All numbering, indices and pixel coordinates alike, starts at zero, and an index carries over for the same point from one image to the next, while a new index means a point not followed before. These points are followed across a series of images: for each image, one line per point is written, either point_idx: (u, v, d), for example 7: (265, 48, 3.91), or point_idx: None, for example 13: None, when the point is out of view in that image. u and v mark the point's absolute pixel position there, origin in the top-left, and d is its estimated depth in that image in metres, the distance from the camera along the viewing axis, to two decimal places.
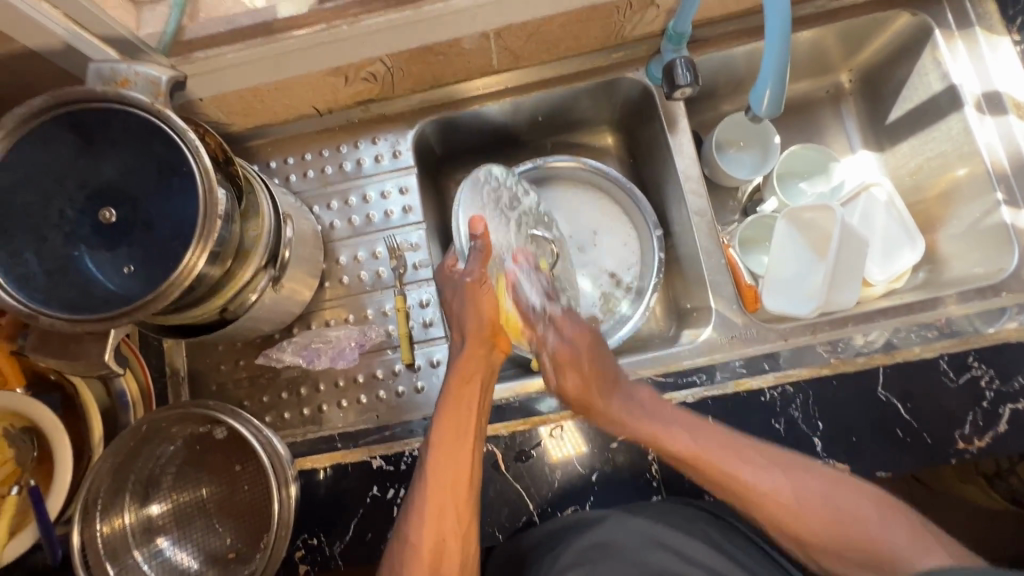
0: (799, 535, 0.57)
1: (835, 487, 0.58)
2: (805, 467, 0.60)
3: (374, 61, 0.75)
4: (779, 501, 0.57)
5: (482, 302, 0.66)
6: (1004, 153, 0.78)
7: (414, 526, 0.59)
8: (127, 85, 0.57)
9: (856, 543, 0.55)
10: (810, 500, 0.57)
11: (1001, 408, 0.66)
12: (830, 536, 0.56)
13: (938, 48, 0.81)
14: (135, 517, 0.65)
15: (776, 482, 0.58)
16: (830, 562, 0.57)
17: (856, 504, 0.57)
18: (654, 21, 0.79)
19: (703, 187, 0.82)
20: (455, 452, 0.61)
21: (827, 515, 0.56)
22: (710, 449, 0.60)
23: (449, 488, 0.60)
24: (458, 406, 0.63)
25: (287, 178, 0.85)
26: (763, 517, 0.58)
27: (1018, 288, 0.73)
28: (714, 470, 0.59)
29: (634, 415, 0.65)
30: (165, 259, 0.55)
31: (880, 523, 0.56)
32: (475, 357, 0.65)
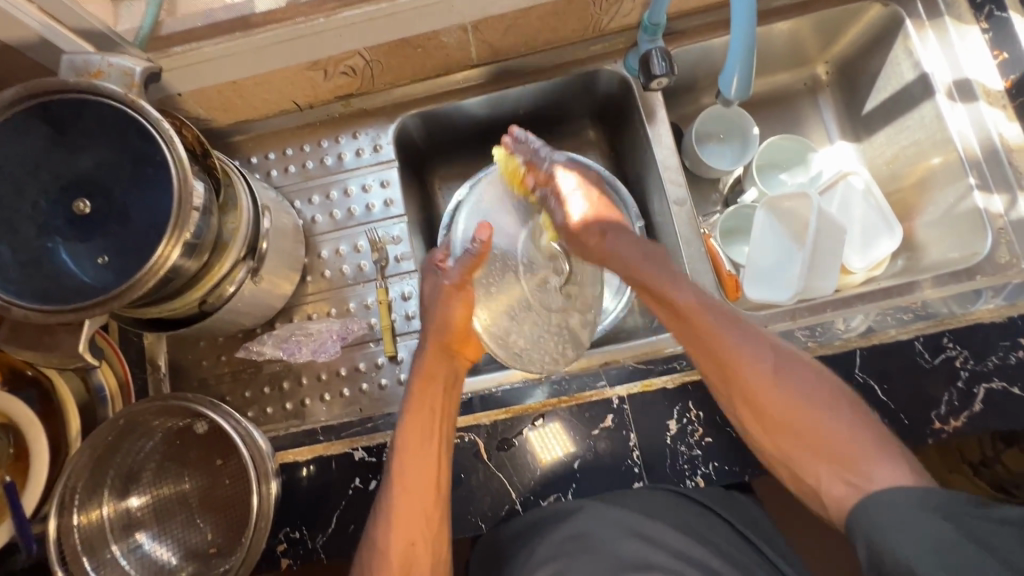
0: (767, 411, 0.62)
1: (820, 385, 0.62)
2: (794, 360, 0.64)
3: (353, 54, 0.75)
4: (760, 381, 0.62)
5: (452, 307, 0.72)
6: (976, 140, 0.79)
7: (382, 531, 0.62)
8: (100, 77, 0.57)
9: (823, 442, 0.59)
10: (787, 389, 0.62)
11: (976, 388, 0.67)
12: (793, 428, 0.61)
13: (909, 38, 0.82)
14: (114, 511, 0.64)
15: (760, 356, 0.63)
16: (793, 452, 0.61)
17: (830, 408, 0.60)
18: (630, 13, 0.80)
19: (682, 177, 0.83)
20: (417, 450, 0.64)
21: (795, 401, 0.61)
22: (710, 310, 0.66)
23: (415, 492, 0.63)
24: (422, 406, 0.66)
25: (269, 173, 0.86)
26: (738, 391, 0.63)
27: (992, 272, 0.74)
28: (705, 326, 0.65)
29: (633, 258, 0.72)
30: (140, 250, 0.55)
31: (848, 424, 0.59)
32: (438, 360, 0.69)
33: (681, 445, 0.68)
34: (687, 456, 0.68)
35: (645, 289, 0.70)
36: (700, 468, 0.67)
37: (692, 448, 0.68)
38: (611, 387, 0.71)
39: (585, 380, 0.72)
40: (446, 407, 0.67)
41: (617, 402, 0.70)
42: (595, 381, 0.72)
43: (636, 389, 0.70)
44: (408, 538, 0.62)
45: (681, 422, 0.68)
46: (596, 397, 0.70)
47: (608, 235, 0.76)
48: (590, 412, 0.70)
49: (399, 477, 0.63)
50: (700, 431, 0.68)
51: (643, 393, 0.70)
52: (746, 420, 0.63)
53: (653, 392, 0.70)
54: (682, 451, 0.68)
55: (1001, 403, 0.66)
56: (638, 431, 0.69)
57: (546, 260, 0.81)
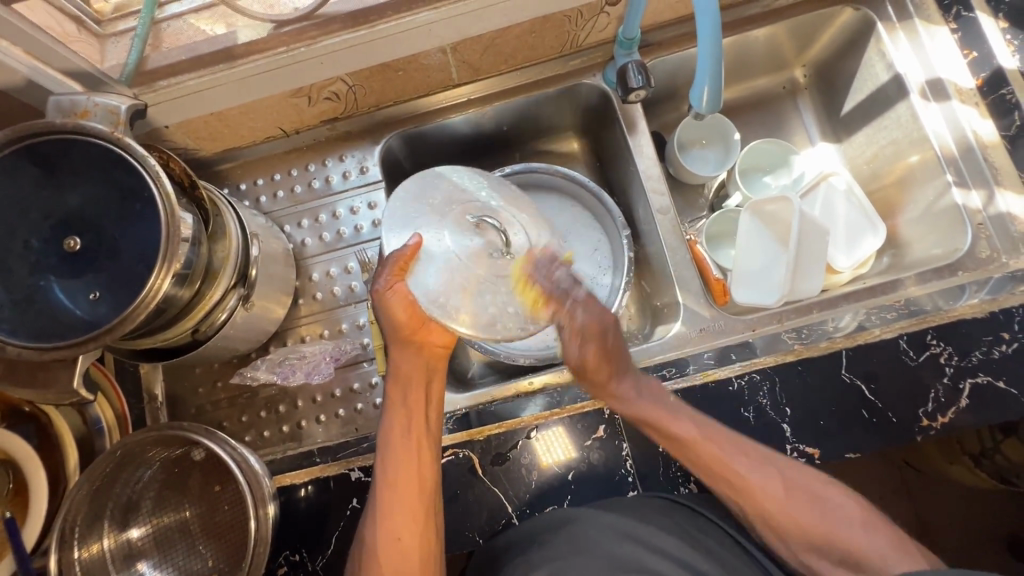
0: (785, 525, 0.63)
1: (841, 496, 0.63)
2: (803, 472, 0.64)
3: (335, 80, 0.77)
4: (772, 501, 0.63)
5: (393, 307, 0.64)
6: (951, 138, 0.80)
7: (372, 531, 0.63)
8: (87, 116, 0.58)
9: (837, 548, 0.61)
10: (796, 499, 0.62)
11: (962, 383, 0.68)
12: (811, 538, 0.62)
13: (882, 39, 0.84)
14: (114, 542, 0.65)
15: (769, 477, 0.63)
16: (807, 556, 0.63)
17: (839, 504, 0.63)
18: (606, 28, 0.81)
19: (664, 186, 0.84)
20: (396, 450, 0.64)
21: (810, 507, 0.62)
22: (716, 442, 0.64)
23: (399, 486, 0.63)
24: (398, 405, 0.65)
25: (258, 199, 0.87)
26: (751, 506, 0.64)
27: (973, 267, 0.75)
28: (709, 456, 0.64)
29: (643, 409, 0.66)
30: (131, 285, 0.56)
31: (863, 531, 0.61)
32: (405, 355, 0.66)
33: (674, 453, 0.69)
34: (680, 464, 0.69)
35: (651, 434, 0.66)
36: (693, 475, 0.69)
37: None
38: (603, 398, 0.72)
39: (578, 392, 0.73)
40: (432, 401, 0.67)
41: (608, 412, 0.70)
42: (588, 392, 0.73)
43: None
44: (399, 537, 0.62)
45: None
46: (589, 408, 0.71)
47: (612, 361, 0.66)
48: (583, 422, 0.70)
49: (383, 475, 0.64)
50: None
51: None
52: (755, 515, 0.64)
53: None
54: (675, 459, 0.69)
55: (987, 398, 0.67)
56: (631, 441, 0.69)
57: (473, 231, 0.58)
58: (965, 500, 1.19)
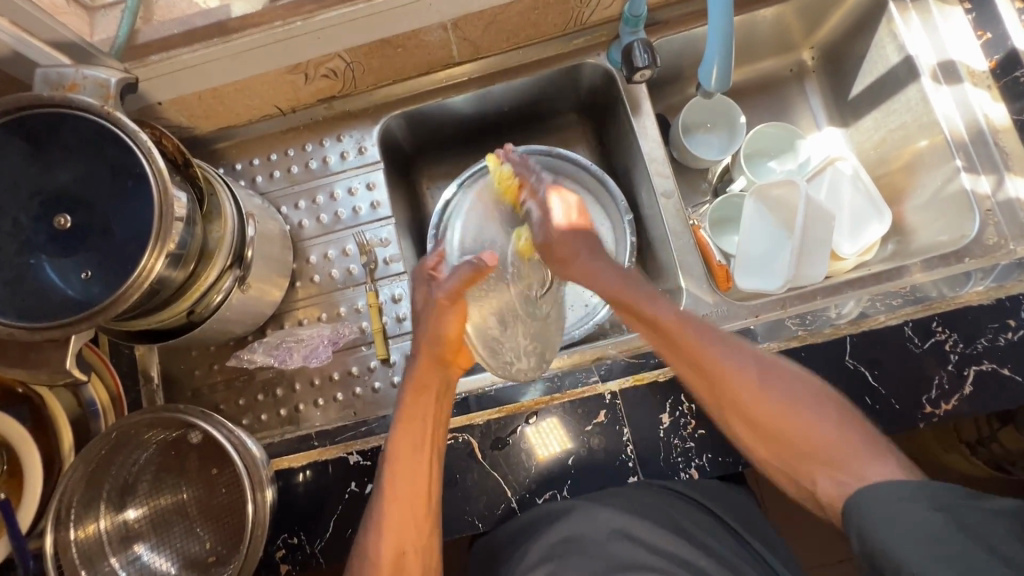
0: (756, 415, 0.59)
1: (821, 398, 0.59)
2: (767, 365, 0.61)
3: (333, 56, 0.75)
4: (745, 392, 0.60)
5: (447, 319, 0.70)
6: (962, 122, 0.78)
7: (373, 541, 0.62)
8: (76, 90, 0.57)
9: (809, 450, 0.57)
10: (771, 403, 0.59)
11: (967, 370, 0.67)
12: (781, 438, 0.58)
13: (893, 20, 0.82)
14: (110, 523, 0.65)
15: (746, 365, 0.61)
16: (772, 454, 0.60)
17: (807, 400, 0.59)
18: (611, 5, 0.79)
19: (669, 169, 0.82)
20: (408, 463, 0.63)
21: (784, 399, 0.59)
22: (694, 327, 0.63)
23: (403, 502, 0.62)
24: (414, 417, 0.65)
25: (254, 179, 0.85)
26: (727, 405, 0.61)
27: (981, 254, 0.74)
28: (684, 339, 0.62)
29: (610, 279, 0.69)
30: (123, 264, 0.54)
31: (833, 425, 0.57)
32: (432, 369, 0.68)
33: (675, 438, 0.68)
34: (680, 449, 0.68)
35: (622, 310, 0.69)
36: (694, 460, 0.67)
37: (685, 440, 0.68)
38: (604, 383, 0.71)
39: (578, 376, 0.73)
40: (439, 417, 0.67)
41: (609, 397, 0.70)
42: (588, 376, 0.72)
43: (628, 384, 0.70)
44: (397, 549, 0.61)
45: (674, 415, 0.68)
46: (589, 393, 0.70)
47: (577, 246, 0.73)
48: (583, 407, 0.70)
49: (390, 491, 0.63)
50: (692, 423, 0.68)
51: (635, 387, 0.70)
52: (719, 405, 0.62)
53: (646, 385, 0.70)
54: (675, 444, 0.68)
55: (993, 386, 0.66)
56: (632, 426, 0.69)
57: (532, 270, 0.78)
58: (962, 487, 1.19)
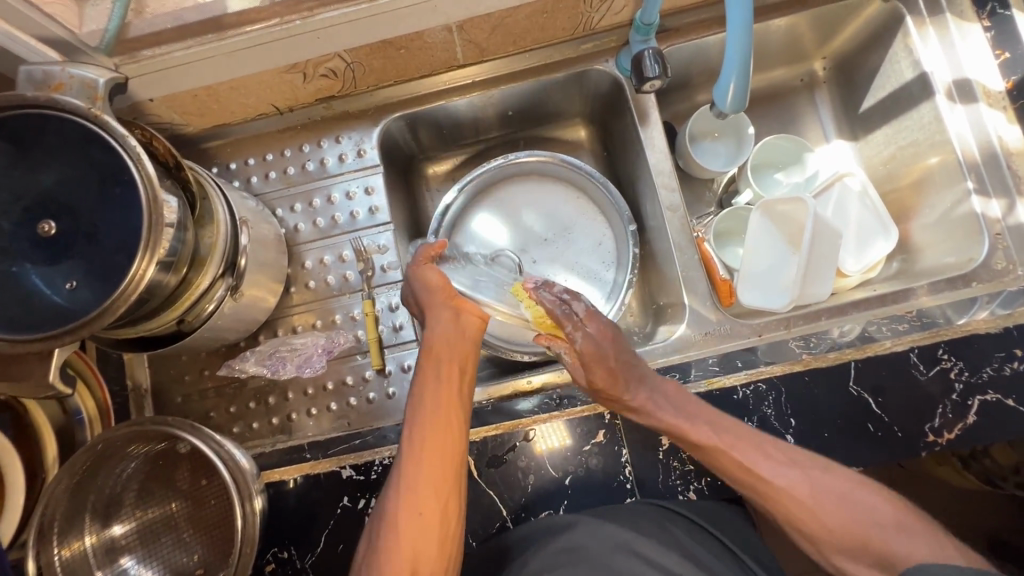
0: (815, 530, 0.60)
1: (879, 499, 0.60)
2: (810, 460, 0.62)
3: (333, 56, 0.72)
4: (804, 508, 0.60)
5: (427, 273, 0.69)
6: (975, 143, 0.77)
7: (395, 501, 0.58)
8: (61, 89, 0.54)
9: (871, 550, 0.58)
10: (828, 515, 0.59)
11: (971, 399, 0.66)
12: (845, 539, 0.59)
13: (910, 35, 0.80)
14: (96, 537, 0.63)
15: (795, 483, 0.60)
16: (840, 559, 0.61)
17: (854, 494, 0.60)
18: (622, 10, 0.76)
19: (675, 181, 0.80)
20: (432, 414, 0.61)
21: (843, 513, 0.59)
22: (735, 446, 0.62)
23: (422, 457, 0.59)
24: (427, 377, 0.64)
25: (249, 180, 0.83)
26: (782, 514, 0.62)
27: (988, 279, 0.73)
28: (731, 463, 0.62)
29: (660, 408, 0.64)
30: (111, 272, 0.52)
31: (890, 517, 0.59)
32: (443, 322, 0.66)
33: (673, 461, 0.67)
34: (679, 472, 0.67)
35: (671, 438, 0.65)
36: (693, 483, 0.67)
37: (684, 463, 0.67)
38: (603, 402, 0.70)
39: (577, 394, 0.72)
40: (458, 374, 0.65)
41: (609, 417, 0.69)
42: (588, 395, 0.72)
43: None
44: (422, 504, 0.58)
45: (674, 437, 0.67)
46: (588, 412, 0.69)
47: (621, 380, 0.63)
48: (582, 427, 0.69)
49: (410, 447, 0.60)
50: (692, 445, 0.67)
51: None
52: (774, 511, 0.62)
53: None
54: (674, 466, 0.67)
55: (996, 416, 0.66)
56: (631, 447, 0.68)
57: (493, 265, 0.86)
58: (952, 501, 1.19)
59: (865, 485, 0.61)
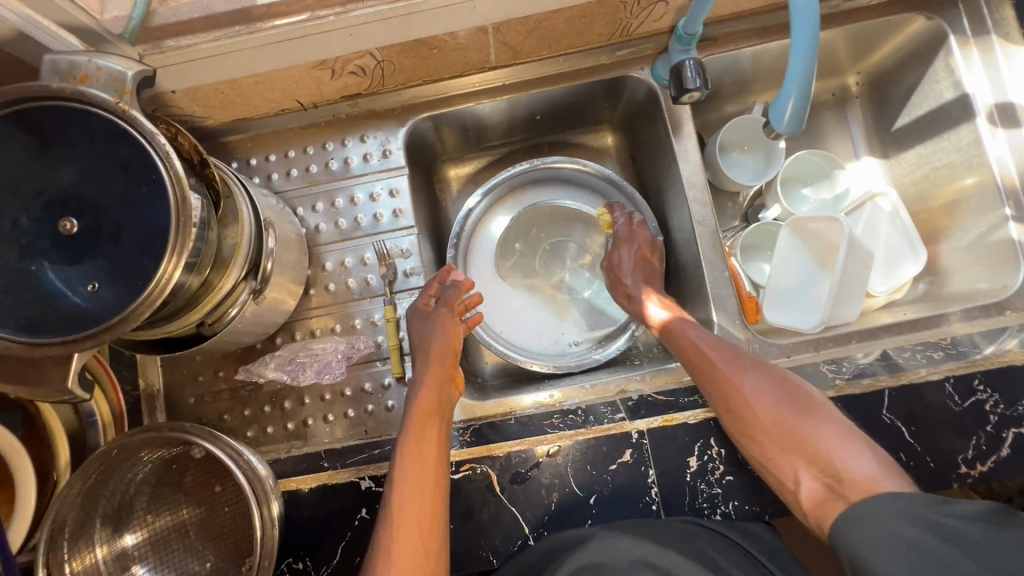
0: (748, 417, 0.61)
1: (818, 407, 0.60)
2: (787, 388, 0.62)
3: (363, 53, 0.70)
4: (744, 391, 0.63)
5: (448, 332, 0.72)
6: (1014, 167, 0.75)
7: (383, 563, 0.56)
8: (88, 81, 0.51)
9: (805, 448, 0.58)
10: (766, 403, 0.61)
11: (1005, 432, 0.65)
12: (778, 432, 0.60)
13: (952, 55, 0.78)
14: (106, 546, 0.61)
15: (743, 371, 0.64)
16: (770, 453, 0.60)
17: (801, 394, 0.62)
18: (662, 18, 0.74)
19: (707, 196, 0.79)
20: (416, 482, 0.60)
21: (779, 407, 0.61)
22: (705, 337, 0.69)
23: (410, 521, 0.58)
24: (421, 439, 0.63)
25: (269, 176, 0.80)
26: (721, 402, 0.64)
27: (1023, 307, 0.72)
28: (688, 344, 0.69)
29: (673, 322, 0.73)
30: (134, 274, 0.50)
31: (833, 431, 0.58)
32: (434, 389, 0.67)
33: (701, 483, 0.66)
34: (706, 495, 0.65)
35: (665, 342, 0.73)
36: (720, 507, 0.65)
37: (712, 486, 0.65)
38: (631, 421, 0.68)
39: (601, 411, 0.70)
40: (445, 441, 0.65)
41: (636, 436, 0.67)
42: (614, 413, 0.69)
43: (656, 423, 0.67)
44: (411, 566, 0.56)
45: (702, 459, 0.66)
46: (614, 431, 0.68)
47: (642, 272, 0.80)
48: (608, 445, 0.67)
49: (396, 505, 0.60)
50: (720, 469, 0.66)
51: (664, 427, 0.67)
52: (741, 434, 0.62)
53: (674, 426, 0.67)
54: (702, 488, 0.66)
55: None
56: (657, 467, 0.66)
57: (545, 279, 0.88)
58: None
59: (813, 392, 0.62)
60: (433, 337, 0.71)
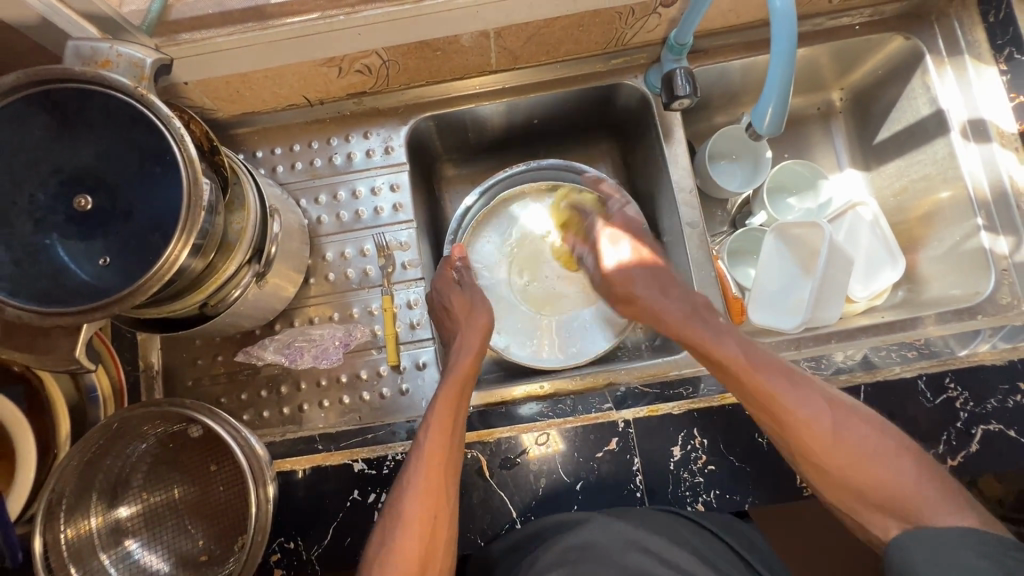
0: (822, 451, 0.60)
1: (898, 452, 0.60)
2: (843, 405, 0.62)
3: (370, 53, 0.73)
4: (815, 424, 0.61)
5: (477, 322, 0.75)
6: (986, 180, 0.79)
7: (409, 501, 0.61)
8: (108, 67, 0.54)
9: (879, 488, 0.59)
10: (843, 438, 0.60)
11: (975, 429, 0.68)
12: (858, 471, 0.60)
13: (928, 73, 0.83)
14: (101, 517, 0.62)
15: (818, 405, 0.62)
16: (843, 489, 0.61)
17: (887, 436, 0.61)
18: (656, 29, 0.78)
19: (697, 199, 0.82)
20: (450, 437, 0.65)
21: (856, 446, 0.60)
22: (761, 357, 0.66)
23: (435, 478, 0.62)
24: (452, 401, 0.67)
25: (274, 169, 0.83)
26: (786, 429, 0.62)
27: (993, 312, 0.75)
28: (756, 385, 0.63)
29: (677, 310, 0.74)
30: (146, 251, 0.52)
31: (913, 475, 0.58)
32: (472, 357, 0.72)
33: (684, 472, 0.68)
34: (689, 483, 0.68)
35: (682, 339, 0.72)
36: (702, 495, 0.67)
37: (694, 475, 0.68)
38: (617, 410, 0.70)
39: (590, 401, 0.72)
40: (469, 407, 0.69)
41: (622, 425, 0.69)
42: (602, 403, 0.72)
43: (642, 413, 0.70)
44: (431, 512, 0.61)
45: (685, 449, 0.68)
46: (602, 420, 0.70)
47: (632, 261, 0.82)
48: (595, 434, 0.69)
49: (428, 458, 0.63)
50: (703, 459, 0.68)
51: (649, 417, 0.69)
52: (795, 452, 0.62)
53: (659, 416, 0.69)
54: (684, 477, 0.68)
55: (998, 445, 0.68)
56: (643, 456, 0.68)
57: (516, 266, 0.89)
58: None
59: (890, 431, 0.61)
60: (478, 321, 0.75)
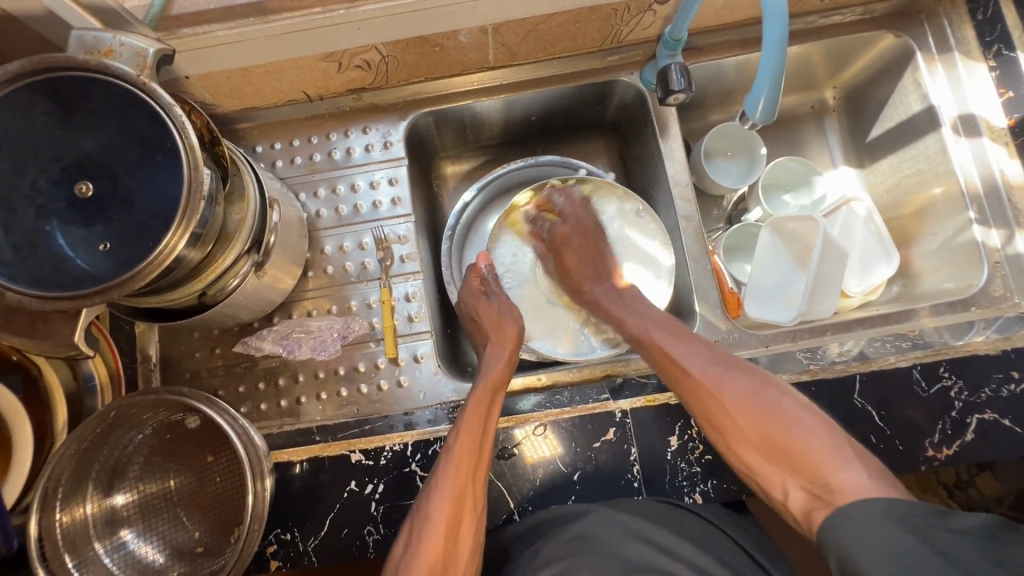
0: (723, 413, 0.62)
1: (790, 410, 0.60)
2: (742, 367, 0.65)
3: (369, 48, 0.74)
4: (718, 388, 0.63)
5: (505, 320, 0.77)
6: (978, 175, 0.81)
7: (436, 501, 0.61)
8: (111, 56, 0.55)
9: (786, 450, 0.58)
10: (740, 402, 0.62)
11: (969, 418, 0.69)
12: (762, 434, 0.60)
13: (919, 70, 0.84)
14: (96, 504, 0.62)
15: (713, 369, 0.65)
16: (752, 457, 0.61)
17: (767, 394, 0.62)
18: (650, 26, 0.79)
19: (693, 193, 0.83)
20: (480, 439, 0.64)
21: (758, 410, 0.61)
22: (665, 331, 0.71)
23: (464, 480, 0.62)
24: (482, 406, 0.66)
25: (273, 163, 0.84)
26: (693, 400, 0.65)
27: (986, 304, 0.76)
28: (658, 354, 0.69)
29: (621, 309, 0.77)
30: (146, 238, 0.53)
31: (814, 433, 0.58)
32: (501, 364, 0.72)
33: (681, 462, 0.68)
34: (686, 473, 0.68)
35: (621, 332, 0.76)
36: (699, 486, 0.67)
37: (691, 465, 0.68)
38: (614, 401, 0.71)
39: (588, 392, 0.72)
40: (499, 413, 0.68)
41: (619, 415, 0.70)
42: (599, 393, 0.72)
43: (639, 403, 0.70)
44: (458, 512, 0.60)
45: (683, 439, 0.68)
46: (599, 410, 0.70)
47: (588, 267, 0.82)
48: (592, 424, 0.69)
49: (456, 458, 0.63)
50: (700, 449, 0.68)
51: (646, 407, 0.70)
52: (707, 422, 0.64)
53: (655, 407, 0.70)
54: (682, 467, 0.68)
55: (992, 435, 0.68)
56: (640, 446, 0.69)
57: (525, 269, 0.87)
58: None
59: (783, 392, 0.62)
60: (509, 326, 0.77)
